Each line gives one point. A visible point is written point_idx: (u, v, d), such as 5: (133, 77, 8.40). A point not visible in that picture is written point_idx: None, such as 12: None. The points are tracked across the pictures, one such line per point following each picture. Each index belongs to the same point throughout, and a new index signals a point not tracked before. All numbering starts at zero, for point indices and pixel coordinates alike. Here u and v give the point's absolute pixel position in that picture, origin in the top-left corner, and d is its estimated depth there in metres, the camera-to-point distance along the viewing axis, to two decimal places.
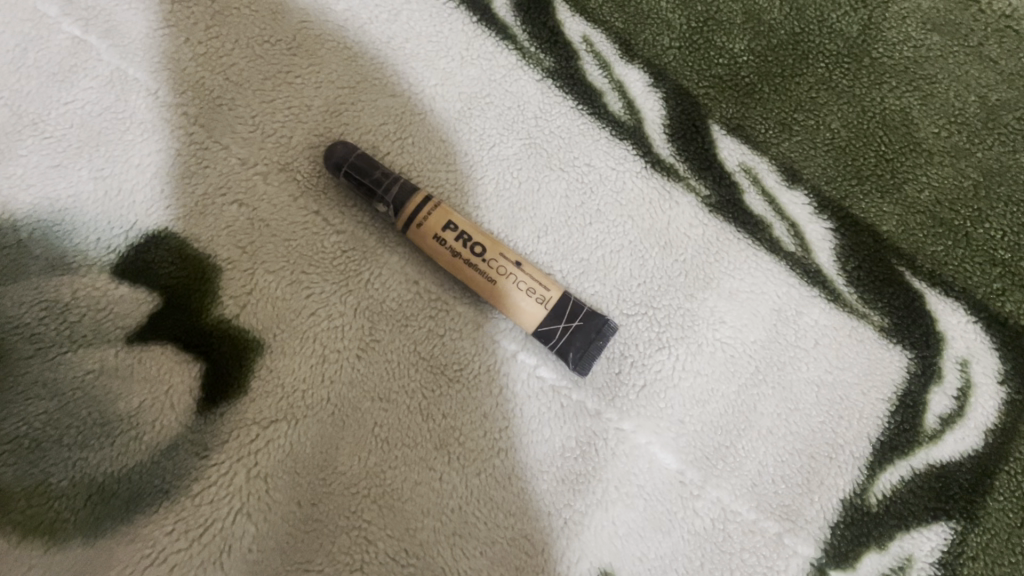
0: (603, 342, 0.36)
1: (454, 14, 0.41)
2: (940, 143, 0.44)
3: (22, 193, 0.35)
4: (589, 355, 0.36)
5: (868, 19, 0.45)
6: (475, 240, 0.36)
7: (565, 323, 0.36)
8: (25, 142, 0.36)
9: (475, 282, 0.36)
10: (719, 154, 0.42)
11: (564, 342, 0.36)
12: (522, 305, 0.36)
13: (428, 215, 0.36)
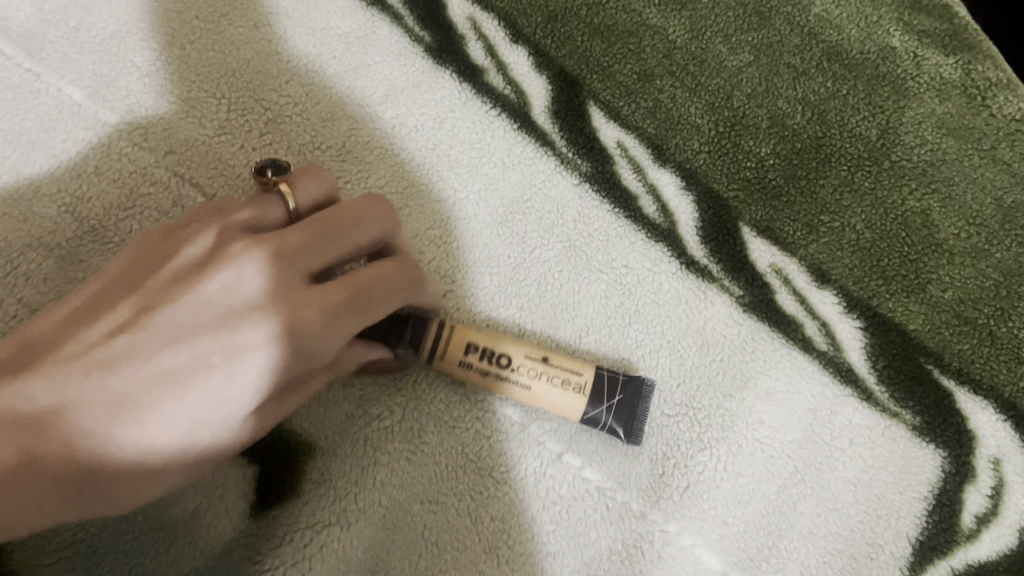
0: (646, 403, 0.37)
1: (495, 121, 0.43)
2: (960, 244, 0.45)
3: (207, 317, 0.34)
4: (636, 425, 0.37)
5: (886, 124, 0.47)
6: (499, 352, 0.36)
7: (607, 402, 0.36)
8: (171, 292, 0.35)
9: (513, 391, 0.37)
10: (751, 256, 0.43)
11: (611, 419, 0.37)
12: (559, 395, 0.36)
13: (448, 342, 0.36)
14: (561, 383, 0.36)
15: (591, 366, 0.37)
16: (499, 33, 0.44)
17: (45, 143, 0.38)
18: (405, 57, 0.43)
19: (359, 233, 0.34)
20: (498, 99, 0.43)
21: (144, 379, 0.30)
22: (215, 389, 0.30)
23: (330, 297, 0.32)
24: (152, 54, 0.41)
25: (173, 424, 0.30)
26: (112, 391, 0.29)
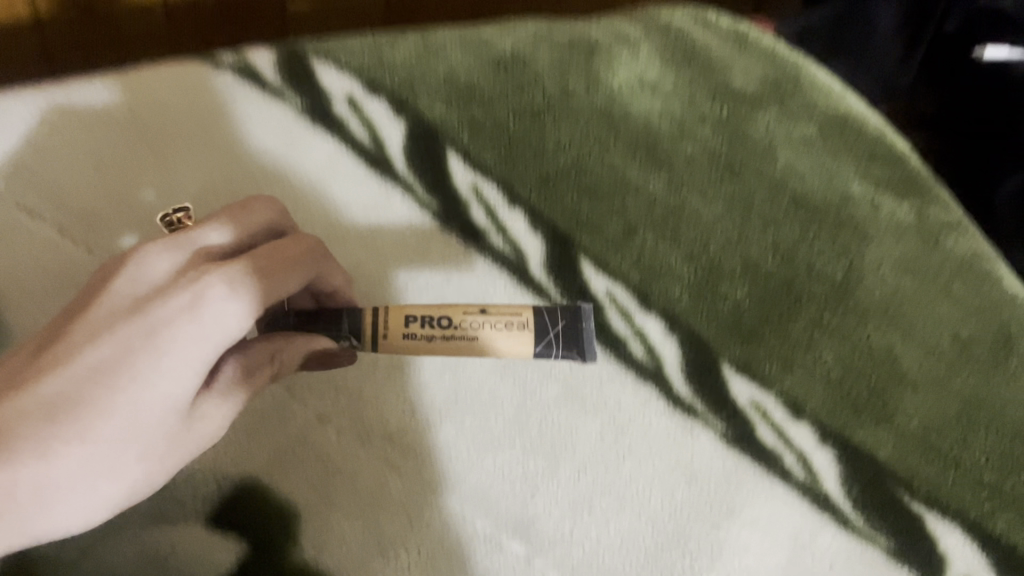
0: (589, 325, 0.41)
1: (498, 278, 0.50)
2: (924, 376, 0.49)
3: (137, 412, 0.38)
4: (583, 340, 0.41)
5: (849, 266, 0.52)
6: (438, 315, 0.41)
7: (551, 331, 0.41)
8: None
9: (460, 349, 0.41)
10: (732, 394, 0.47)
11: (557, 342, 0.41)
12: (506, 344, 0.40)
13: (390, 321, 0.40)
14: (503, 324, 0.40)
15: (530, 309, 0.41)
16: (498, 197, 0.51)
17: None
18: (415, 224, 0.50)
19: (250, 220, 0.40)
20: (498, 257, 0.50)
21: (83, 371, 0.33)
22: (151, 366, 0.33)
23: (241, 265, 0.36)
24: None
25: (109, 414, 0.33)
26: (55, 390, 0.33)
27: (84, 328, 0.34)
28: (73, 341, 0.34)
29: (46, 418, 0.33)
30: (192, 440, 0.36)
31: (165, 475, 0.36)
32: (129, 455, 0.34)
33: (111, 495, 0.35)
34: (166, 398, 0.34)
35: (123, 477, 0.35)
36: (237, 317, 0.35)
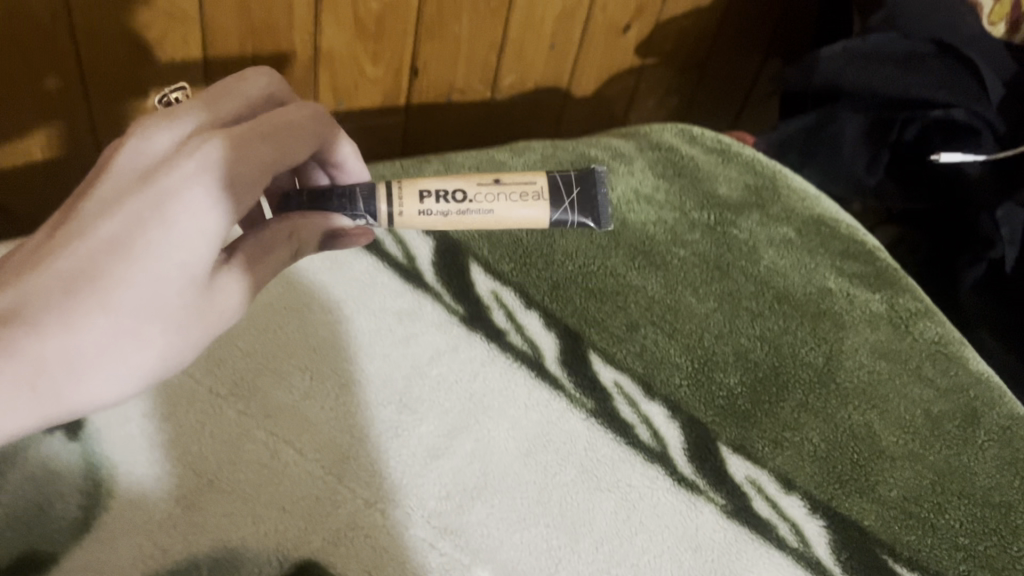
0: (601, 187, 0.52)
1: (518, 372, 0.55)
2: (900, 449, 0.55)
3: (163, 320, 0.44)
4: (593, 201, 0.52)
5: (829, 352, 0.59)
6: (457, 185, 0.50)
7: (566, 200, 0.51)
8: None
9: (481, 220, 0.50)
10: (729, 470, 0.53)
11: (571, 204, 0.51)
12: (515, 198, 0.50)
13: (408, 197, 0.50)
14: (520, 196, 0.50)
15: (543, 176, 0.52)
16: (516, 302, 0.58)
17: (171, 415, 0.50)
18: (443, 325, 0.56)
19: (245, 91, 0.47)
20: (518, 354, 0.55)
21: (99, 243, 0.39)
22: (164, 236, 0.39)
23: (239, 128, 0.43)
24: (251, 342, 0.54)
25: (130, 282, 0.38)
26: (76, 265, 0.38)
27: (98, 207, 0.40)
28: (85, 223, 0.40)
29: (67, 285, 0.38)
30: (207, 314, 0.41)
31: (184, 347, 0.41)
32: (148, 323, 0.39)
33: (137, 363, 0.39)
34: (179, 264, 0.39)
35: (150, 344, 0.39)
36: (234, 174, 0.41)
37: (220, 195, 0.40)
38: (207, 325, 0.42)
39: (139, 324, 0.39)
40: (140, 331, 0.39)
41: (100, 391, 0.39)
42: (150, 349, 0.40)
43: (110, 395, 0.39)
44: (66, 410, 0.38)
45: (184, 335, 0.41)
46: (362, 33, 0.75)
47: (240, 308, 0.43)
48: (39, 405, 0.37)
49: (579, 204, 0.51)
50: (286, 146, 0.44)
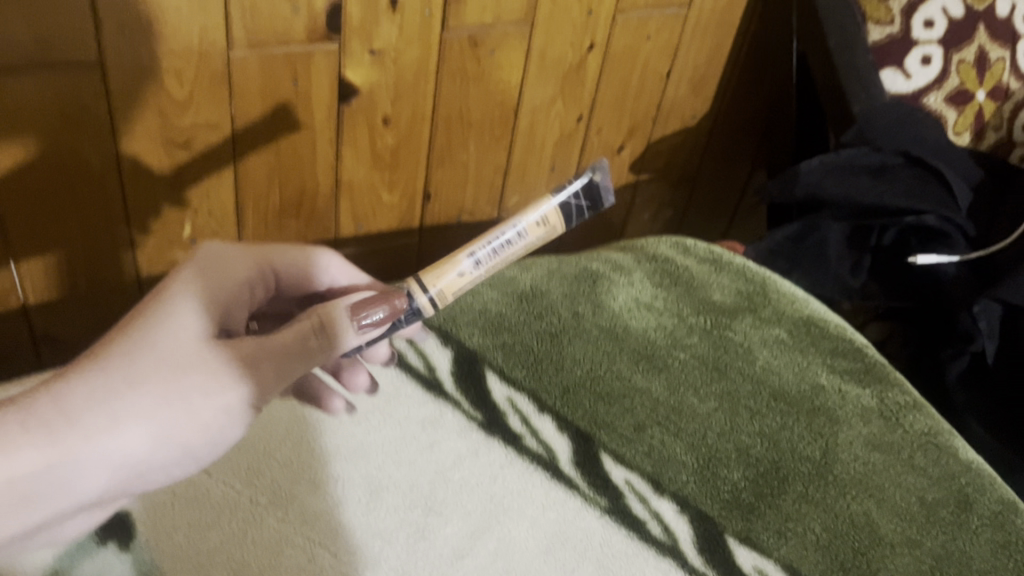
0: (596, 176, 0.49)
1: (534, 473, 0.59)
2: (899, 536, 0.58)
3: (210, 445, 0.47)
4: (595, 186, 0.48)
5: (827, 445, 0.62)
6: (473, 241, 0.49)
7: (570, 194, 0.48)
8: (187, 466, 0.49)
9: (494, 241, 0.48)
10: (737, 561, 0.57)
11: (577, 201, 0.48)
12: (536, 226, 0.48)
13: (433, 275, 0.48)
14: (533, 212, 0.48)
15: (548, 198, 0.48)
16: (529, 406, 0.62)
17: (216, 523, 0.54)
18: (464, 431, 0.61)
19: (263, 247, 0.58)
20: (534, 457, 0.60)
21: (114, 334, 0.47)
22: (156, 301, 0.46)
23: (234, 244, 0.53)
24: (289, 454, 0.58)
25: (125, 337, 0.45)
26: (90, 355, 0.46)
27: None
28: None
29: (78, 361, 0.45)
30: (198, 362, 0.45)
31: (182, 399, 0.44)
32: (138, 369, 0.44)
33: (128, 408, 0.43)
34: (162, 317, 0.45)
35: (144, 387, 0.43)
36: (220, 262, 0.51)
37: (200, 267, 0.50)
38: (200, 378, 0.45)
39: (125, 368, 0.43)
40: (132, 371, 0.43)
41: (99, 441, 0.42)
42: (141, 391, 0.43)
43: (110, 439, 0.42)
44: (67, 454, 0.42)
45: (175, 382, 0.44)
46: (378, 164, 0.82)
47: (246, 373, 0.46)
48: (37, 439, 0.41)
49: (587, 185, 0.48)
50: (283, 255, 0.55)
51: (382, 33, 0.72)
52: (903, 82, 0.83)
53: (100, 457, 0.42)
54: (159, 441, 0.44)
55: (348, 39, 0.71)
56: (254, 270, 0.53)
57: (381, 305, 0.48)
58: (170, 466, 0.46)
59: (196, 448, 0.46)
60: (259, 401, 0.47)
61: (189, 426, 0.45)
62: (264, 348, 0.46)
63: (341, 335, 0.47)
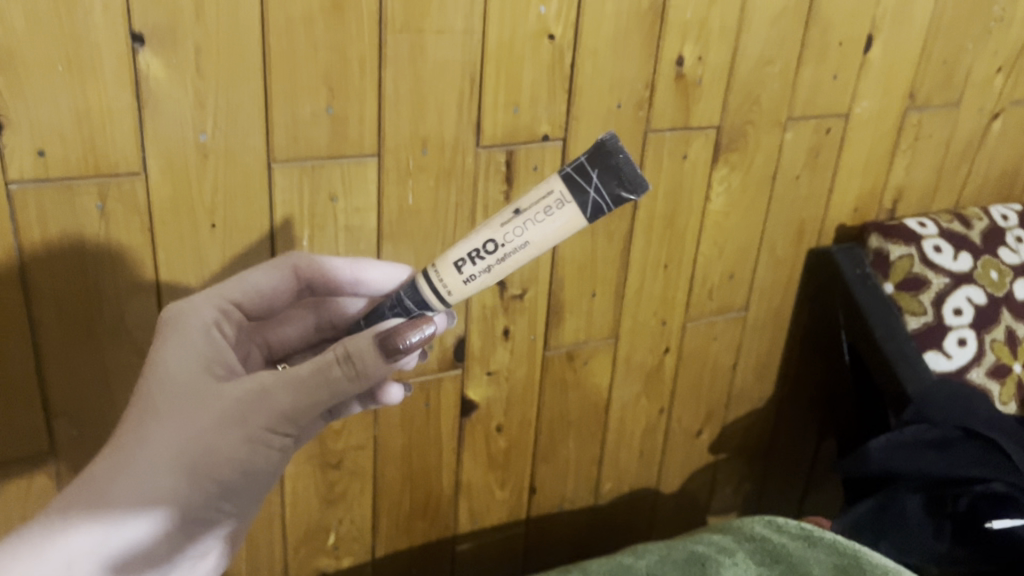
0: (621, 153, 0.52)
1: None
2: None
3: (257, 471, 0.54)
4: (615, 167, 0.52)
5: None
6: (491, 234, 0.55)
7: (588, 181, 0.52)
8: (248, 495, 0.56)
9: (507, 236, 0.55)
10: None
11: (593, 184, 0.52)
12: (548, 215, 0.53)
13: (447, 273, 0.57)
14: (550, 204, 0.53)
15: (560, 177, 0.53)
16: None
17: None
18: None
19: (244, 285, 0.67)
20: None
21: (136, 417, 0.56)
22: (147, 378, 0.55)
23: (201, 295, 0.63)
24: None
25: (135, 412, 0.53)
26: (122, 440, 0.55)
27: None
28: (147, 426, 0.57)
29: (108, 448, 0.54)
30: (205, 413, 0.52)
31: (194, 444, 0.52)
32: (148, 434, 0.52)
33: (154, 468, 0.51)
34: (159, 384, 0.54)
35: (153, 445, 0.52)
36: (187, 323, 0.59)
37: (174, 335, 0.58)
38: (208, 427, 0.52)
39: (142, 440, 0.52)
40: (142, 437, 0.52)
41: (135, 497, 0.50)
42: (161, 455, 0.51)
43: (144, 494, 0.50)
44: (108, 518, 0.50)
45: (191, 441, 0.52)
46: (492, 463, 0.94)
47: (251, 409, 0.52)
48: (87, 520, 0.49)
49: (604, 189, 0.52)
50: (241, 290, 0.64)
51: (496, 359, 0.87)
52: (945, 361, 0.94)
53: (146, 515, 0.50)
54: (190, 487, 0.52)
55: (471, 365, 0.86)
56: (217, 311, 0.61)
57: (409, 331, 0.54)
58: (218, 503, 0.54)
59: (227, 484, 0.53)
60: (274, 428, 0.53)
61: (210, 466, 0.52)
62: (264, 385, 0.53)
63: (366, 368, 0.53)
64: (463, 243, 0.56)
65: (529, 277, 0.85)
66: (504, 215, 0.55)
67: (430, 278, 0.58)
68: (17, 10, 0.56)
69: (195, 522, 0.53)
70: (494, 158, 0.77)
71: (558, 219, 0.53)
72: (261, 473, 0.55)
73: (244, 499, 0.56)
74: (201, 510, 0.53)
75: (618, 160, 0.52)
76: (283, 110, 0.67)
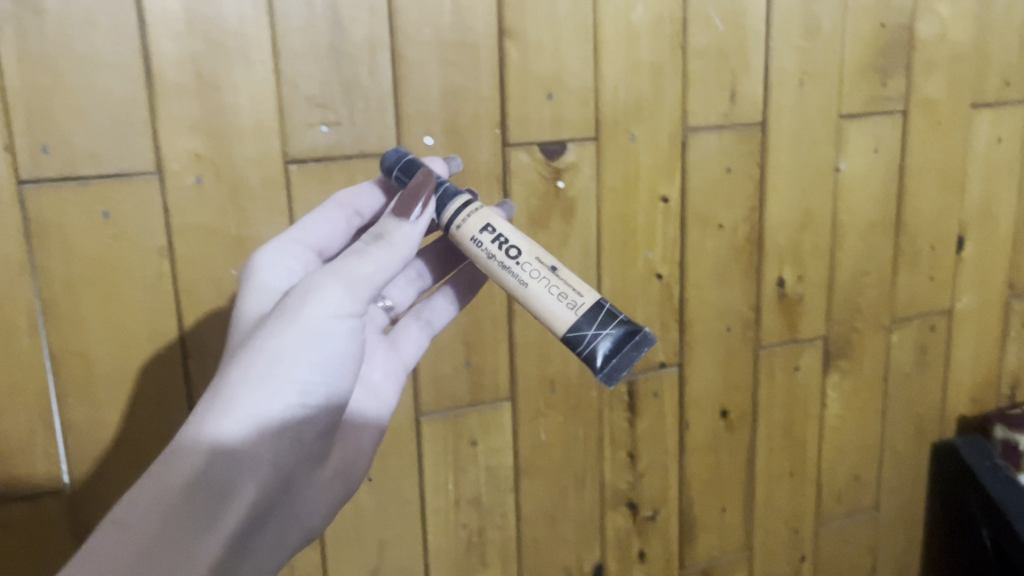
0: (632, 348, 0.55)
1: None
2: None
3: (336, 354, 0.50)
4: (613, 361, 0.55)
5: None
6: (517, 248, 0.56)
7: (594, 330, 0.55)
8: (337, 387, 0.51)
9: (531, 260, 0.56)
10: None
11: (590, 343, 0.55)
12: (558, 299, 0.56)
13: (474, 220, 0.57)
14: (565, 300, 0.55)
15: (593, 297, 0.56)
16: None
17: None
18: None
19: None
20: None
21: None
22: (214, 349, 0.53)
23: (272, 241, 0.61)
24: None
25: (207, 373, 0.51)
26: None
27: None
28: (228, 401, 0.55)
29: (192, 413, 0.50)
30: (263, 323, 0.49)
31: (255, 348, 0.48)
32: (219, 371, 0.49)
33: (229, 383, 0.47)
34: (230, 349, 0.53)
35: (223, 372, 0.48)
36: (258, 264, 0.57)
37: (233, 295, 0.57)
38: (270, 331, 0.48)
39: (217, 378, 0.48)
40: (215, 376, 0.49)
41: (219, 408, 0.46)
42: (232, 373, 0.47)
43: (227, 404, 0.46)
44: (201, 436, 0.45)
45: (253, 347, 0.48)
46: None
47: (301, 301, 0.49)
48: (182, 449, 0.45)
49: (592, 348, 0.55)
50: (302, 228, 0.60)
51: None
52: None
53: (235, 419, 0.45)
54: (275, 389, 0.47)
55: None
56: (282, 252, 0.58)
57: (420, 194, 0.55)
58: (307, 402, 0.49)
59: (310, 378, 0.49)
60: (335, 307, 0.49)
61: (287, 366, 0.47)
62: (310, 280, 0.50)
63: (387, 232, 0.53)
64: (507, 228, 0.57)
65: (658, 498, 0.87)
66: (545, 257, 0.57)
67: (467, 204, 0.57)
68: (212, 312, 0.66)
69: (290, 423, 0.48)
70: (617, 389, 0.82)
71: (560, 306, 0.55)
72: (337, 362, 0.50)
73: (333, 397, 0.51)
74: (292, 406, 0.48)
75: (622, 351, 0.55)
76: (427, 369, 0.74)
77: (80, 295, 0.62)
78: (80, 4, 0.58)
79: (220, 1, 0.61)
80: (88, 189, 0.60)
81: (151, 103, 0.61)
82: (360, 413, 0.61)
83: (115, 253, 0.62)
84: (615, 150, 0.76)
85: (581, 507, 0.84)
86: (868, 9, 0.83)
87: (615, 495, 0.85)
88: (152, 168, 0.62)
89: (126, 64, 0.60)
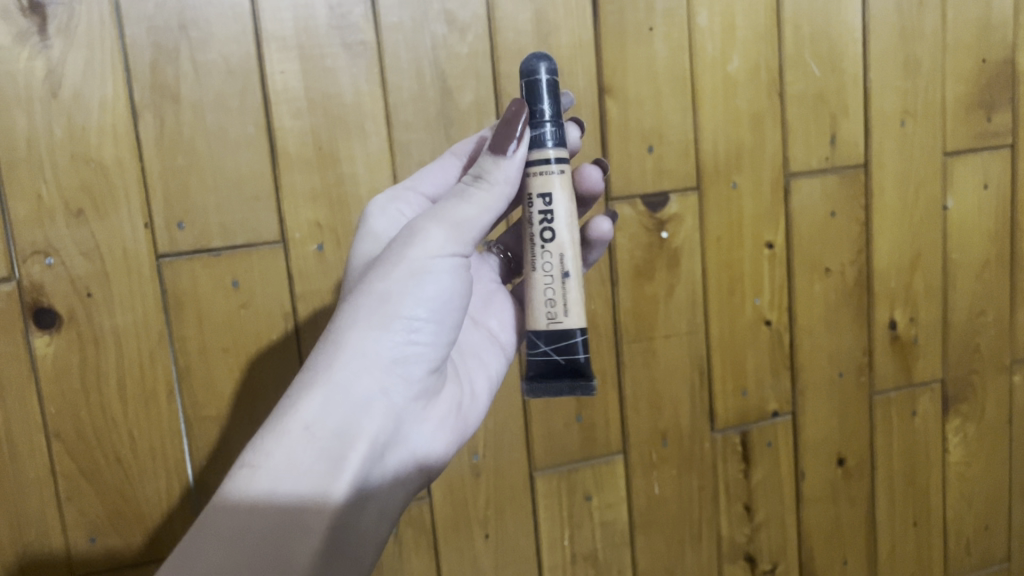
0: (565, 391, 0.54)
1: None
2: None
3: (448, 293, 0.49)
4: (540, 390, 0.54)
5: None
6: (551, 233, 0.53)
7: (550, 349, 0.53)
8: (450, 327, 0.50)
9: (547, 254, 0.53)
10: None
11: (533, 365, 0.54)
12: (545, 298, 0.53)
13: (540, 183, 0.52)
14: (549, 309, 0.53)
15: (577, 325, 0.54)
16: None
17: None
18: None
19: None
20: None
21: None
22: None
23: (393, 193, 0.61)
24: None
25: None
26: None
27: None
28: None
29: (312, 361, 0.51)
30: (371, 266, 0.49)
31: (365, 291, 0.47)
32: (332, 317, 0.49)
33: (341, 326, 0.47)
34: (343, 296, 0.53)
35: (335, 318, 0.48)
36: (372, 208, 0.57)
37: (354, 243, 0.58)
38: (376, 273, 0.48)
39: (331, 323, 0.47)
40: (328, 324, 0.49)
41: (334, 354, 0.46)
42: (343, 316, 0.47)
43: (341, 348, 0.46)
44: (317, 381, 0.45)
45: (363, 291, 0.47)
46: None
47: (406, 240, 0.49)
48: (300, 391, 0.45)
49: (539, 356, 0.54)
50: (417, 176, 0.59)
51: None
52: None
53: (349, 359, 0.45)
54: (385, 325, 0.46)
55: None
56: (394, 199, 0.57)
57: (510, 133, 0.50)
58: (420, 339, 0.48)
59: (420, 314, 0.48)
60: (438, 247, 0.48)
61: (395, 306, 0.47)
62: (414, 222, 0.50)
63: (486, 172, 0.50)
64: (563, 209, 0.53)
65: (777, 551, 0.85)
66: (571, 259, 0.53)
67: (547, 164, 0.52)
68: None
69: (402, 364, 0.47)
70: (730, 439, 0.81)
71: (544, 309, 0.53)
72: (451, 300, 0.49)
73: (448, 338, 0.50)
74: (405, 345, 0.47)
75: (559, 382, 0.54)
76: (540, 425, 0.75)
77: (213, 360, 0.66)
78: (211, 88, 0.62)
79: (337, 79, 0.64)
80: (221, 261, 0.64)
81: (276, 176, 0.64)
82: (482, 361, 0.59)
83: (245, 320, 0.66)
84: (718, 200, 0.77)
85: (699, 562, 0.82)
86: (968, 46, 0.82)
87: (732, 549, 0.83)
88: (277, 238, 0.65)
89: (253, 141, 0.64)
